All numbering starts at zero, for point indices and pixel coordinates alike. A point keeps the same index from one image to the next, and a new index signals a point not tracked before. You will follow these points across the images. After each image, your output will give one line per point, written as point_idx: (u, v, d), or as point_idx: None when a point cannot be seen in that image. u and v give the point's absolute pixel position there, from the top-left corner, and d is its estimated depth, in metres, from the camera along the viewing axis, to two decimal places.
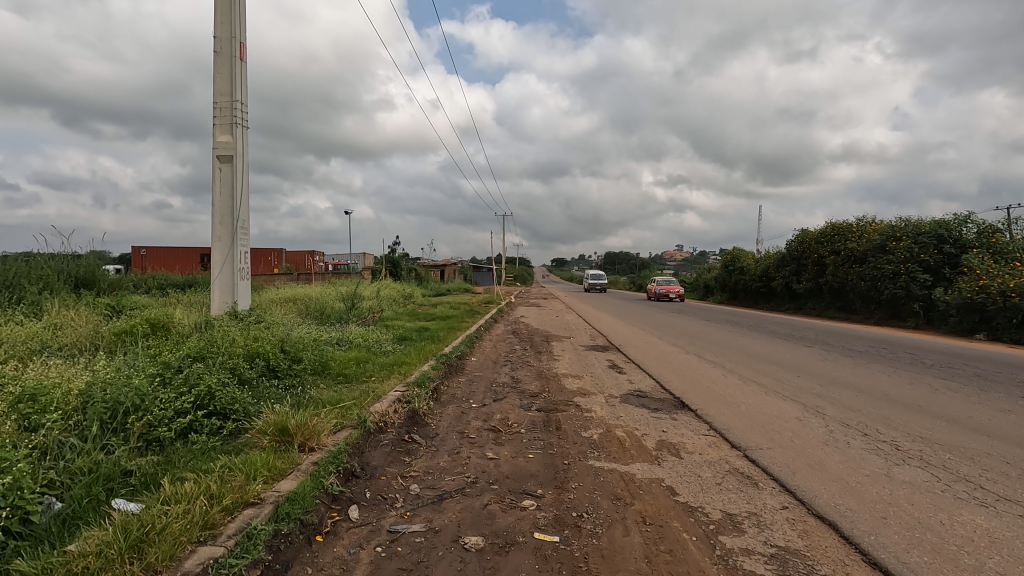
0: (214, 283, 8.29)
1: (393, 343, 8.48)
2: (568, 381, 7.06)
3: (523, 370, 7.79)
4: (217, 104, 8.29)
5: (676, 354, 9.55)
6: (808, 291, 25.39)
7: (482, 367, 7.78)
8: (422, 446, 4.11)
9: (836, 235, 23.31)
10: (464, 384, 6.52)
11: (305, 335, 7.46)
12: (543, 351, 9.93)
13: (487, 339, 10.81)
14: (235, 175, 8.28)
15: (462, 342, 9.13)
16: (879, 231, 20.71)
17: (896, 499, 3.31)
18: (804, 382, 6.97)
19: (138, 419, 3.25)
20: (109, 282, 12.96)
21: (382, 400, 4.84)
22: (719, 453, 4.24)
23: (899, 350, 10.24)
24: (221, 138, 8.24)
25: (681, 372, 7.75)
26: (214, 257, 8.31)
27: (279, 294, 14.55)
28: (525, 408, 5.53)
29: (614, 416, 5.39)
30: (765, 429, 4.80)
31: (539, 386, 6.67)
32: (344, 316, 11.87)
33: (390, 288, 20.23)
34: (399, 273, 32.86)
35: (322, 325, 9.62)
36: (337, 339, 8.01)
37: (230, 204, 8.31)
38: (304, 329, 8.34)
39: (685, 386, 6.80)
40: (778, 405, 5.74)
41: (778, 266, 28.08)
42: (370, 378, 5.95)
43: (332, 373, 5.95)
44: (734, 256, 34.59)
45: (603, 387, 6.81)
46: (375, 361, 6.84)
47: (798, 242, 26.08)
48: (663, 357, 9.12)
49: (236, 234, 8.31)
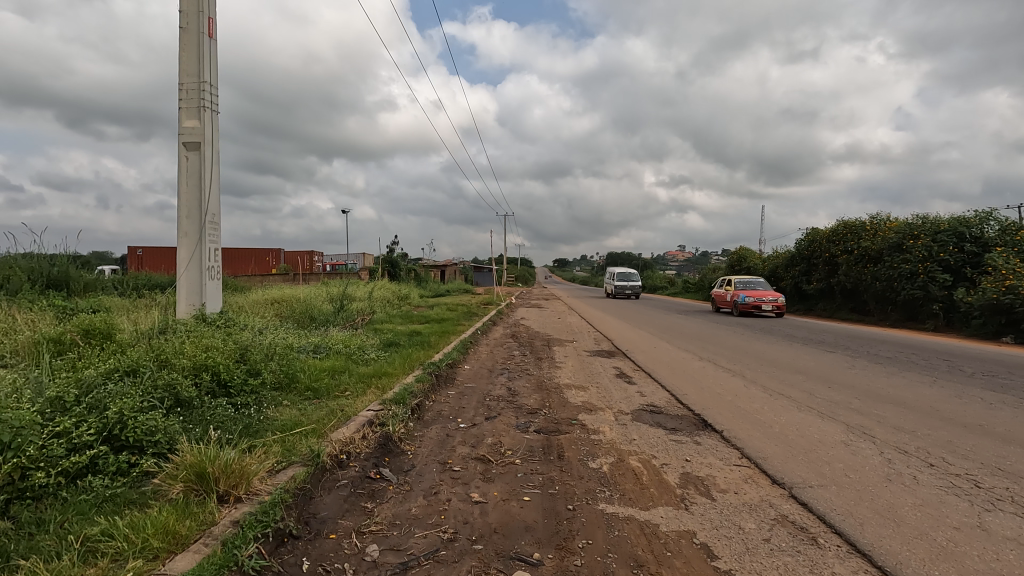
0: (179, 283, 7.50)
1: (377, 350, 7.64)
2: (571, 394, 6.24)
3: (521, 381, 6.97)
4: (184, 85, 7.51)
5: (688, 361, 8.73)
6: (819, 292, 24.48)
7: (475, 377, 6.97)
8: (391, 486, 3.30)
9: (849, 233, 22.45)
10: (454, 399, 5.71)
11: (277, 342, 6.63)
12: (544, 357, 9.12)
13: (483, 344, 9.95)
14: (203, 163, 7.50)
15: (455, 349, 8.29)
16: (894, 229, 19.85)
17: (1008, 568, 2.49)
18: (839, 396, 6.17)
19: (6, 464, 2.48)
20: (84, 283, 12.21)
21: (349, 424, 4.04)
22: (760, 492, 3.43)
23: (931, 356, 9.43)
24: (188, 123, 7.48)
25: (697, 383, 6.94)
26: (180, 254, 7.52)
27: (264, 295, 13.74)
28: (521, 430, 4.72)
29: (626, 439, 4.59)
30: (810, 459, 3.98)
31: (539, 400, 5.84)
32: (330, 319, 11.01)
33: (384, 288, 19.39)
34: (397, 273, 31.85)
35: (302, 329, 8.78)
36: (315, 346, 7.18)
37: (198, 195, 7.53)
38: (278, 335, 7.50)
39: (705, 399, 5.99)
40: (816, 425, 4.93)
41: (787, 266, 27.21)
42: (344, 393, 5.15)
43: (300, 388, 5.15)
44: (740, 256, 33.71)
45: (611, 400, 6.00)
46: (353, 372, 6.01)
47: (808, 241, 25.20)
48: (675, 365, 8.30)
49: (204, 229, 7.52)
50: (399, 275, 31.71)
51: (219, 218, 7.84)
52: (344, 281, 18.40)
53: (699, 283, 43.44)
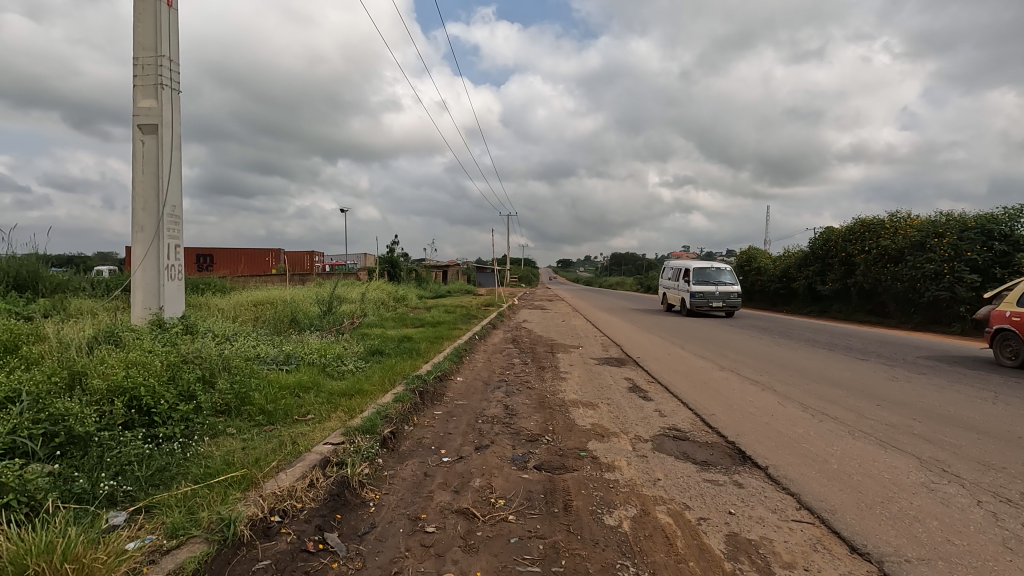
0: (133, 284, 6.62)
1: (358, 360, 6.75)
2: (578, 414, 5.33)
3: (520, 397, 6.06)
4: (138, 61, 6.62)
5: (708, 370, 7.81)
6: (835, 293, 23.45)
7: (468, 393, 6.06)
8: (336, 563, 2.39)
9: (866, 232, 21.45)
10: (439, 422, 4.80)
11: (239, 353, 5.75)
12: (547, 367, 8.21)
13: (480, 352, 9.04)
14: (161, 148, 6.62)
15: (447, 358, 7.39)
16: (917, 227, 18.83)
17: None
18: (895, 417, 5.24)
19: None
20: (53, 284, 11.37)
21: (297, 465, 3.15)
22: (840, 569, 2.52)
23: (977, 365, 8.51)
24: (143, 103, 6.61)
25: (723, 398, 6.01)
26: (135, 252, 6.65)
27: (249, 296, 12.89)
28: (518, 466, 3.81)
29: (648, 479, 3.67)
30: (892, 514, 3.06)
31: (540, 424, 4.93)
32: (316, 324, 10.13)
33: (380, 289, 18.56)
34: (397, 274, 30.74)
35: (277, 336, 7.91)
36: (285, 357, 6.27)
37: (155, 185, 6.65)
38: (245, 344, 6.62)
39: (735, 421, 5.08)
40: (882, 459, 4.01)
41: (799, 265, 26.24)
42: (305, 417, 4.28)
43: (253, 411, 4.28)
44: (749, 256, 32.75)
45: (625, 422, 5.09)
46: (324, 388, 5.14)
47: (822, 241, 24.20)
48: (693, 376, 7.38)
49: (162, 223, 6.63)
50: (399, 277, 30.66)
51: (181, 211, 6.98)
52: (337, 282, 17.56)
53: None
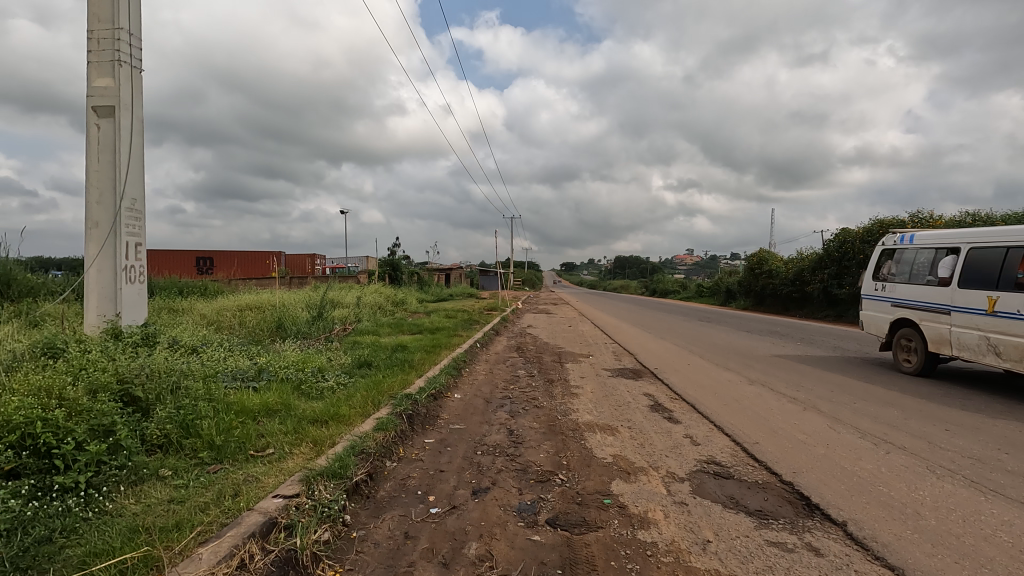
0: (87, 288, 5.82)
1: (341, 374, 5.93)
2: (595, 443, 4.51)
3: (527, 419, 5.24)
4: (93, 34, 5.83)
5: (738, 385, 6.95)
6: (851, 297, 22.57)
7: (466, 414, 5.23)
8: None
9: (885, 233, 20.55)
10: (430, 455, 3.97)
11: (200, 370, 4.95)
12: (555, 380, 7.40)
13: (481, 362, 8.22)
14: (119, 132, 5.83)
15: (444, 371, 6.58)
16: (942, 228, 18.01)
17: None
18: (975, 447, 4.38)
19: None
20: (27, 287, 10.62)
21: (228, 537, 2.33)
22: None
23: None
24: (97, 83, 5.82)
25: (764, 421, 5.16)
26: (88, 250, 5.84)
27: (237, 301, 12.14)
28: (525, 522, 2.96)
29: (696, 540, 2.83)
30: None
31: (552, 456, 4.11)
32: (304, 331, 9.33)
33: (379, 292, 17.75)
34: (399, 277, 29.96)
35: (256, 347, 7.11)
36: (255, 373, 5.45)
37: (111, 175, 5.85)
38: (213, 357, 5.82)
39: (785, 451, 4.24)
40: (990, 511, 3.15)
41: (813, 268, 25.36)
42: (263, 453, 3.48)
43: (198, 446, 3.47)
44: (760, 259, 31.89)
45: (654, 455, 4.26)
46: (293, 412, 4.34)
47: (838, 242, 23.34)
48: (721, 393, 6.51)
49: (119, 218, 5.82)
50: (402, 280, 29.91)
51: (143, 204, 6.18)
52: (333, 286, 16.78)
53: (715, 287, 41.47)
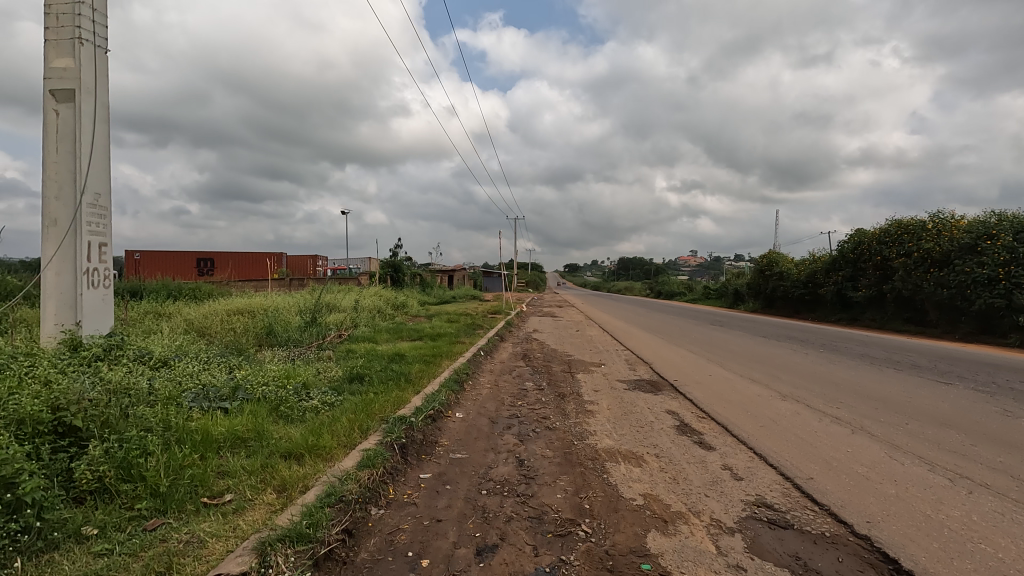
0: (43, 294, 5.19)
1: (329, 391, 5.28)
2: (621, 478, 3.84)
3: (539, 445, 4.58)
4: (50, 8, 5.19)
5: (771, 401, 6.26)
6: (868, 300, 21.80)
7: (468, 439, 4.56)
8: None
9: (904, 233, 19.81)
10: (425, 498, 3.29)
11: (162, 392, 4.29)
12: (567, 394, 6.72)
13: (485, 374, 7.56)
14: (79, 119, 5.19)
15: (443, 386, 5.92)
16: (965, 228, 17.31)
17: None
18: None
19: None
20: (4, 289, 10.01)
21: None
22: None
23: None
24: (55, 63, 5.18)
25: (814, 449, 4.46)
26: (44, 251, 5.21)
27: (228, 304, 11.52)
28: None
29: None
30: None
31: (571, 497, 3.43)
32: (295, 339, 8.68)
33: (378, 295, 17.13)
34: (401, 279, 29.32)
35: (238, 358, 6.46)
36: (230, 390, 4.80)
37: (70, 167, 5.21)
38: (185, 371, 5.17)
39: (851, 493, 3.54)
40: None
41: (827, 270, 24.62)
42: (218, 502, 2.83)
43: (139, 494, 2.82)
44: (770, 260, 31.10)
45: (692, 495, 3.58)
46: (266, 442, 3.69)
47: (853, 243, 22.62)
48: (755, 411, 5.82)
49: (79, 214, 5.18)
50: (404, 282, 29.29)
51: (109, 200, 5.55)
52: (331, 289, 16.14)
53: (723, 288, 40.77)
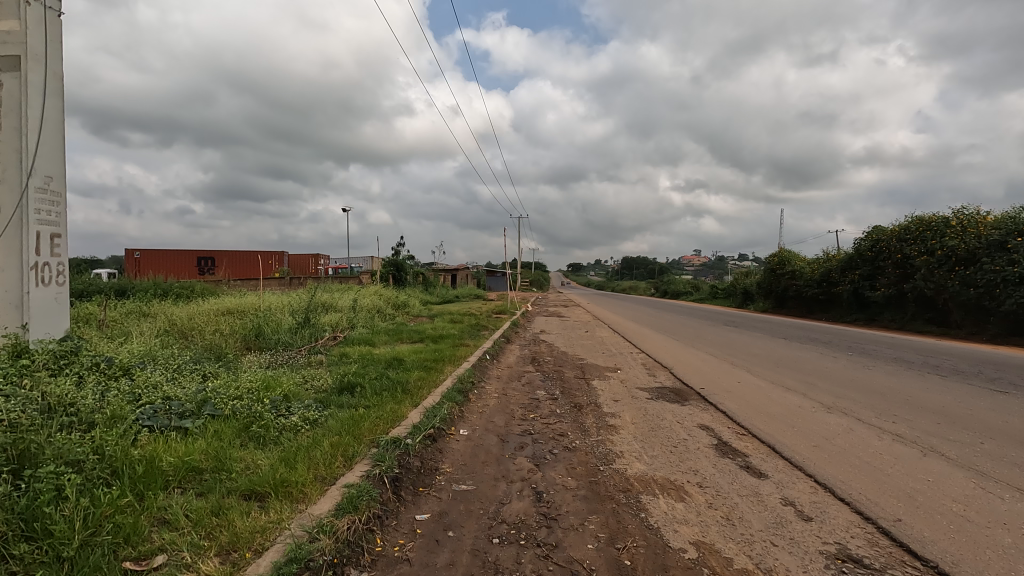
0: None
1: (313, 404, 4.58)
2: (663, 519, 3.12)
3: (558, 472, 3.86)
4: None
5: (817, 415, 5.50)
6: (887, 300, 20.95)
7: (474, 465, 3.83)
8: None
9: (925, 230, 19.00)
10: (422, 552, 2.57)
11: (109, 408, 3.59)
12: (584, 405, 5.98)
13: (492, 381, 6.83)
14: (22, 88, 4.49)
15: (445, 398, 5.21)
16: (993, 225, 16.52)
17: None
18: None
19: None
20: None
21: None
22: None
23: None
24: None
25: (891, 479, 3.72)
26: None
27: (217, 304, 10.82)
28: None
29: None
30: None
31: (605, 550, 2.71)
32: (285, 342, 7.99)
33: (378, 295, 16.39)
34: (403, 278, 28.58)
35: (215, 364, 5.76)
36: (195, 405, 4.10)
37: (14, 144, 4.51)
38: (147, 382, 4.47)
39: (961, 545, 2.80)
40: None
41: (843, 269, 23.81)
42: (144, 570, 2.13)
43: (37, 559, 2.12)
44: (781, 259, 30.27)
45: (756, 544, 2.85)
46: (225, 477, 2.99)
47: (870, 241, 21.82)
48: (803, 428, 5.06)
49: (22, 198, 4.47)
50: (406, 281, 28.56)
51: (62, 184, 4.88)
52: (329, 288, 15.41)
53: (730, 287, 39.97)
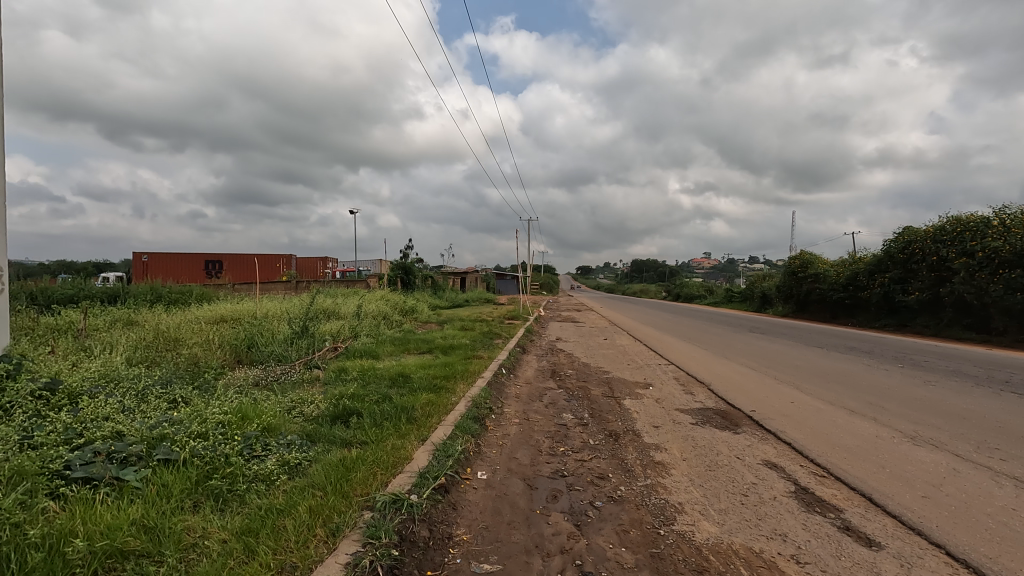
0: None
1: (297, 440, 3.73)
2: None
3: (607, 536, 2.97)
4: None
5: (905, 450, 4.56)
6: (920, 304, 19.78)
7: (498, 529, 2.94)
8: None
9: (964, 231, 17.88)
10: None
11: (24, 456, 2.75)
12: (622, 434, 5.06)
13: (511, 402, 5.95)
14: None
15: (458, 430, 4.34)
16: None
17: None
18: None
19: None
20: None
21: None
22: None
23: None
24: None
25: None
26: None
27: (211, 311, 10.02)
28: None
29: None
30: None
31: None
32: (278, 355, 7.16)
33: (385, 300, 15.55)
34: (411, 281, 27.74)
35: (189, 386, 4.92)
36: (146, 446, 3.25)
37: None
38: (93, 413, 3.63)
39: None
40: None
41: (872, 272, 22.63)
42: None
43: None
44: (803, 262, 29.10)
45: None
46: (157, 570, 2.14)
47: (901, 243, 20.69)
48: (897, 469, 4.11)
49: None
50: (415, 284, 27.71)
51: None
52: (334, 293, 14.56)
53: (748, 291, 38.76)
